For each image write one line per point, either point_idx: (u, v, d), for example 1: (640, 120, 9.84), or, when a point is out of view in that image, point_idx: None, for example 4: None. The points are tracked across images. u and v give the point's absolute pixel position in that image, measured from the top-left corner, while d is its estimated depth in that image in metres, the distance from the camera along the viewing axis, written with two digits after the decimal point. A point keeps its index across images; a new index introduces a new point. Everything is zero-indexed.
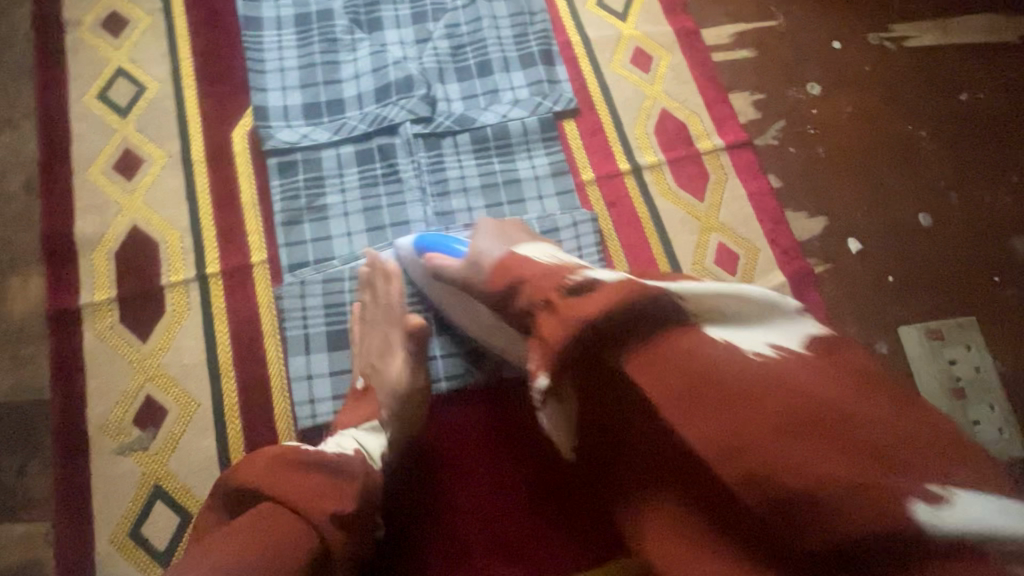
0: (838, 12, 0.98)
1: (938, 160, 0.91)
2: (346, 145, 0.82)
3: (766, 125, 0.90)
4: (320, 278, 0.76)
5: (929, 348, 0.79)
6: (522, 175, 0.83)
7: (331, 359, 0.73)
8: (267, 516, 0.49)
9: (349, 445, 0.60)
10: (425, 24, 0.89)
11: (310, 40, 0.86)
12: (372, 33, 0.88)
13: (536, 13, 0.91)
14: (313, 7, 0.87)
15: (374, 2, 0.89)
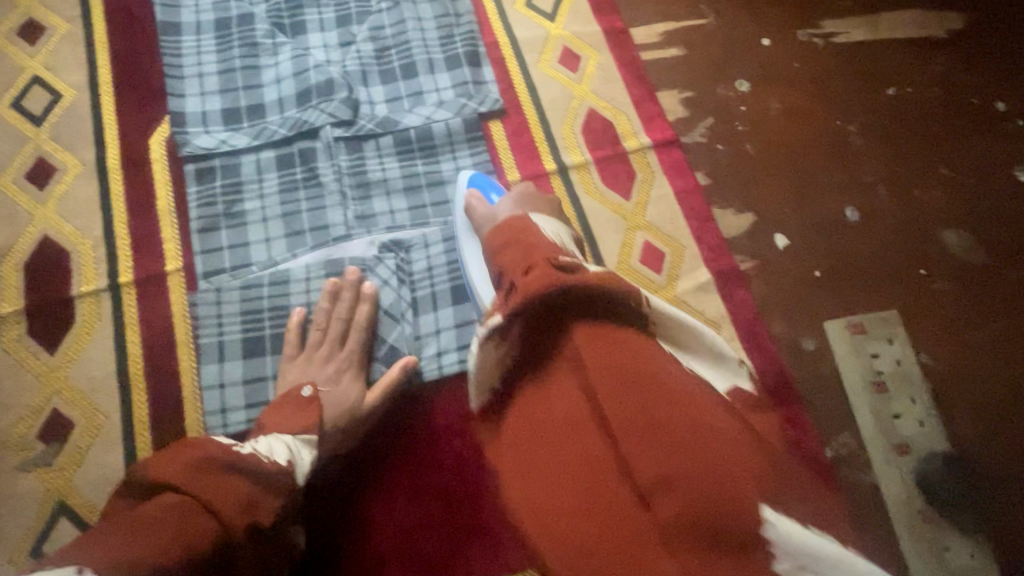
0: (768, 9, 0.99)
1: (868, 153, 0.90)
2: (265, 150, 0.81)
3: (694, 123, 0.90)
4: (237, 285, 0.74)
5: (852, 343, 0.78)
6: (446, 177, 0.83)
7: (247, 366, 0.71)
8: (175, 508, 0.46)
9: (282, 454, 0.56)
10: (350, 27, 0.88)
11: (231, 45, 0.85)
12: (295, 37, 0.87)
13: (462, 15, 0.91)
14: (235, 12, 0.87)
15: (297, 6, 0.88)
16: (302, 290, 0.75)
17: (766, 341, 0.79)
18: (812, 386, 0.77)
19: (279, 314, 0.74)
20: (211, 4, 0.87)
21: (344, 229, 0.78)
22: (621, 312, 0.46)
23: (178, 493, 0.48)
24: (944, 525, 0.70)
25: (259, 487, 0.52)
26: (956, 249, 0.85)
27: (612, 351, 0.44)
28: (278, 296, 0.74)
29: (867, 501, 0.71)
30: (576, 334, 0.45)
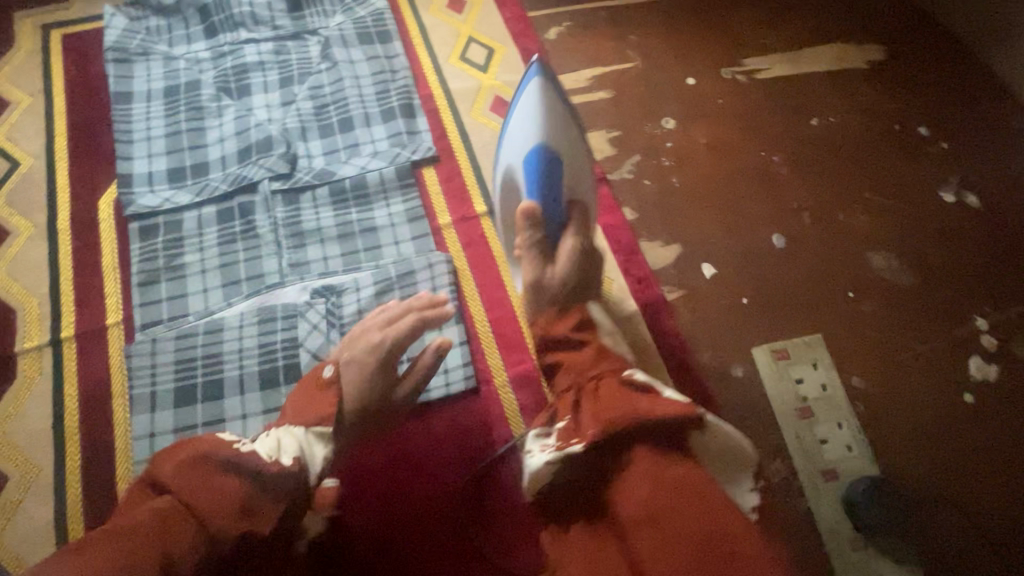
0: (692, 50, 1.03)
1: (793, 181, 0.93)
2: (207, 206, 0.85)
3: (622, 160, 0.94)
4: (172, 335, 0.77)
5: (776, 367, 0.79)
6: (379, 223, 0.86)
7: (178, 413, 0.73)
8: (163, 522, 0.45)
9: (289, 453, 0.54)
10: (291, 87, 0.94)
11: (178, 110, 0.91)
12: (239, 99, 0.93)
13: (398, 70, 0.97)
14: (183, 79, 0.93)
15: (242, 71, 0.95)
16: (235, 337, 0.77)
17: (693, 370, 0.80)
18: (742, 413, 0.77)
19: (211, 362, 0.76)
20: (162, 73, 0.94)
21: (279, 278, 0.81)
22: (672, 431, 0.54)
23: (171, 502, 0.47)
24: (874, 552, 0.69)
25: (255, 496, 0.50)
26: (881, 271, 0.87)
27: (668, 475, 0.51)
28: (211, 343, 0.77)
29: (800, 531, 0.70)
30: (638, 455, 0.53)
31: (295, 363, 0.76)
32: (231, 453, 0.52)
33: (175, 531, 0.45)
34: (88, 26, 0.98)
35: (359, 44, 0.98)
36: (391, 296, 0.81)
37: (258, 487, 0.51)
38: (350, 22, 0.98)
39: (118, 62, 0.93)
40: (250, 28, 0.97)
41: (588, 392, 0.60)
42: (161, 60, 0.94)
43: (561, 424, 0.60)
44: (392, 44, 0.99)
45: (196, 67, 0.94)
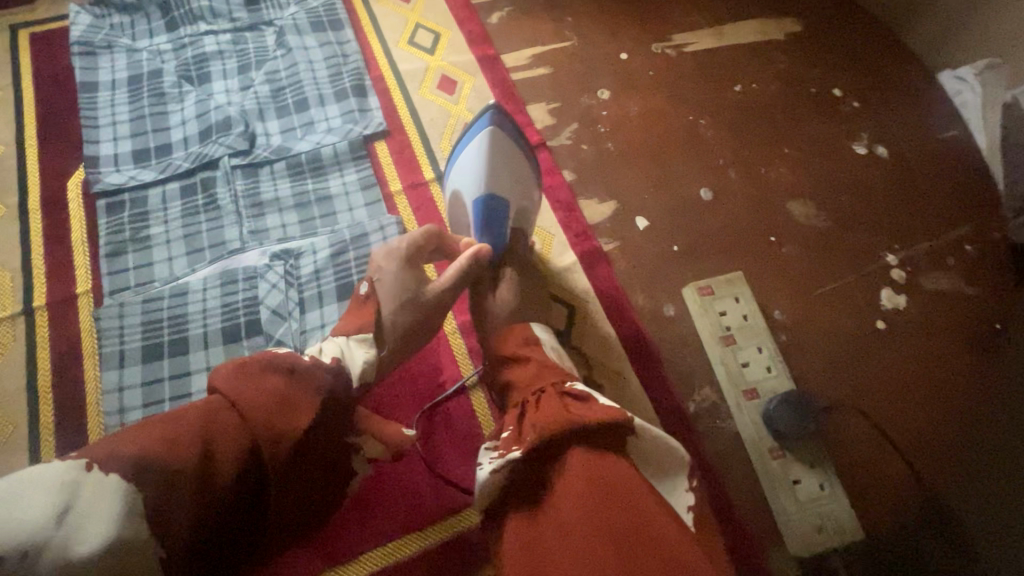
0: (624, 29, 1.12)
1: (718, 142, 1.01)
2: (171, 182, 0.91)
3: (561, 129, 1.01)
4: (139, 299, 0.82)
5: (703, 303, 0.86)
6: (334, 192, 0.92)
7: (145, 369, 0.78)
8: (211, 415, 0.49)
9: (328, 353, 0.62)
10: (249, 73, 1.00)
11: (142, 97, 0.97)
12: (199, 86, 0.99)
13: (350, 55, 1.04)
14: (146, 70, 0.99)
15: (202, 61, 1.01)
16: (198, 299, 0.82)
17: (629, 311, 0.86)
18: (674, 347, 0.84)
19: (177, 322, 0.81)
20: (125, 65, 1.00)
21: (240, 244, 0.87)
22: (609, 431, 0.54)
23: (220, 399, 0.51)
24: (792, 459, 0.77)
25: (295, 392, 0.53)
26: (799, 217, 0.94)
27: (602, 470, 0.50)
28: (177, 305, 0.82)
29: (725, 447, 0.78)
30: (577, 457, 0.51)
31: (256, 320, 0.82)
32: (273, 357, 0.55)
33: (223, 425, 0.49)
34: (53, 24, 1.04)
35: (312, 32, 1.05)
36: (345, 256, 0.87)
37: (299, 380, 0.54)
38: (304, 12, 1.05)
39: (84, 55, 0.99)
40: (208, 20, 1.04)
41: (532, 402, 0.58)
42: (125, 52, 1.00)
43: (503, 434, 0.57)
44: (343, 32, 1.06)
45: (159, 58, 1.01)
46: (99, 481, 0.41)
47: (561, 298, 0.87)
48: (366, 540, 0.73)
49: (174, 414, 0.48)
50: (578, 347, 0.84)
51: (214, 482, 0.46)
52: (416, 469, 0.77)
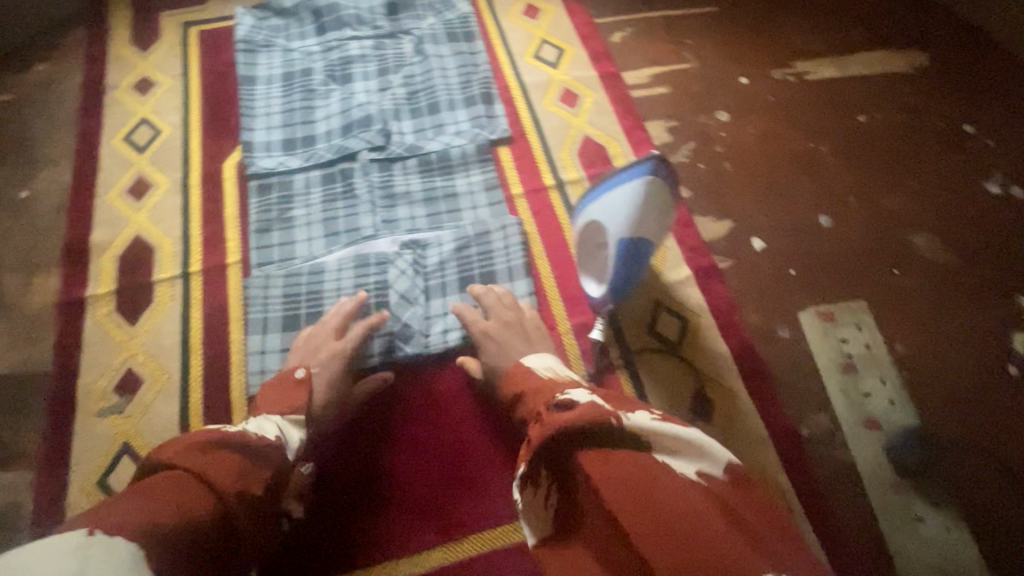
0: (744, 53, 1.13)
1: (838, 170, 1.00)
2: (314, 170, 0.99)
3: (677, 147, 1.03)
4: (282, 273, 0.89)
5: (823, 328, 0.85)
6: (459, 191, 0.98)
7: (284, 337, 0.85)
8: (173, 486, 0.50)
9: (271, 430, 0.62)
10: (387, 76, 1.08)
11: (294, 92, 1.06)
12: (343, 85, 1.07)
13: (480, 64, 1.10)
14: (298, 68, 1.09)
15: (347, 63, 1.10)
16: (334, 278, 0.89)
17: (742, 329, 0.86)
18: (788, 370, 0.83)
19: (314, 297, 0.88)
20: (281, 62, 1.09)
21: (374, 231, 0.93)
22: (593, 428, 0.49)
23: (175, 473, 0.52)
24: (915, 497, 0.74)
25: (252, 461, 0.57)
26: (924, 251, 0.92)
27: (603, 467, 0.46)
28: (315, 281, 0.89)
29: (842, 477, 0.76)
30: (582, 460, 0.48)
31: (384, 303, 0.87)
32: (223, 432, 0.57)
33: (190, 492, 0.51)
34: (221, 23, 1.16)
35: (446, 42, 1.12)
36: (468, 252, 0.92)
37: (253, 453, 0.57)
38: (441, 24, 1.13)
39: (246, 52, 1.10)
40: (355, 26, 1.13)
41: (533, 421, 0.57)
42: (281, 51, 1.10)
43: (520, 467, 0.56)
44: (475, 43, 1.12)
45: (309, 58, 1.10)
46: (107, 543, 0.43)
47: (674, 309, 0.87)
48: (470, 522, 0.77)
49: (143, 491, 0.49)
50: (690, 359, 0.84)
51: (198, 541, 0.49)
52: (443, 477, 0.80)
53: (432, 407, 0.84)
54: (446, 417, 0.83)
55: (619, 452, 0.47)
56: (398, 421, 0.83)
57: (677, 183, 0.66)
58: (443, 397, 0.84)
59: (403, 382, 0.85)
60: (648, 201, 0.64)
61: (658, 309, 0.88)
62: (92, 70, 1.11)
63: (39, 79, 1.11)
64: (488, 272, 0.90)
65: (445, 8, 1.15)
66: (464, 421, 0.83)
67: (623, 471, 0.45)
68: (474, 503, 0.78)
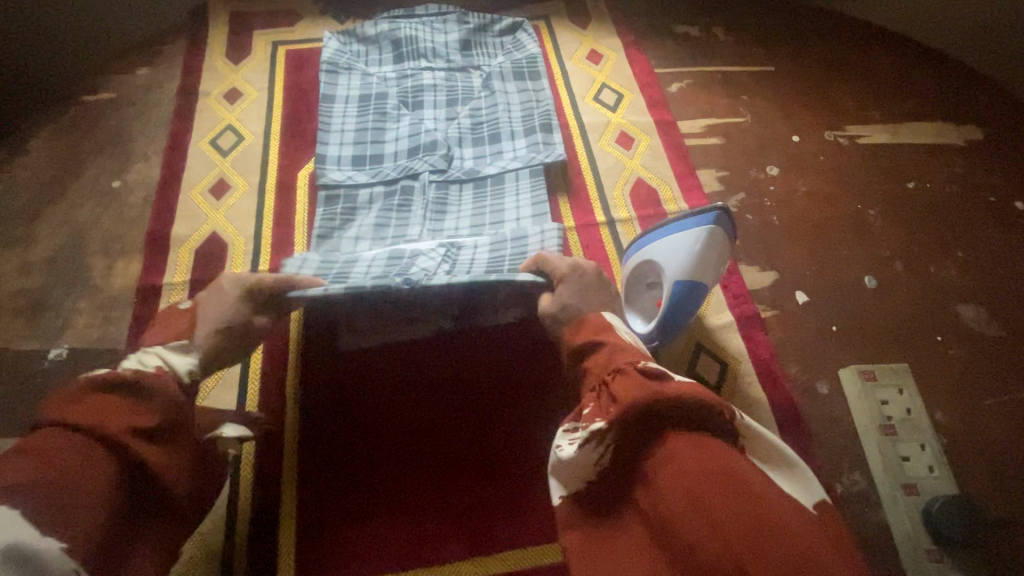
0: (798, 113, 1.17)
1: (886, 233, 1.02)
2: (378, 187, 1.05)
3: (727, 196, 1.07)
4: (320, 260, 0.91)
5: (863, 388, 0.86)
6: (507, 213, 1.01)
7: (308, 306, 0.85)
8: (56, 445, 0.50)
9: (151, 362, 0.63)
10: (456, 106, 1.14)
11: (368, 113, 1.12)
12: (414, 111, 1.13)
13: (543, 97, 1.14)
14: (375, 92, 1.15)
15: (419, 90, 1.16)
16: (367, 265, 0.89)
17: (781, 379, 0.87)
18: (824, 424, 0.84)
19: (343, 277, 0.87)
20: (359, 85, 1.16)
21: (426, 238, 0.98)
22: (691, 412, 0.51)
23: (53, 430, 0.52)
24: (949, 567, 0.74)
25: (143, 404, 0.57)
26: (969, 321, 0.93)
27: (703, 455, 0.47)
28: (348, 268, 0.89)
29: (875, 537, 0.76)
30: (672, 439, 0.49)
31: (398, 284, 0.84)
32: (95, 377, 0.57)
33: (86, 449, 0.51)
34: (308, 45, 1.26)
35: (514, 79, 1.17)
36: (504, 256, 0.92)
37: (143, 397, 0.57)
38: (510, 62, 1.19)
39: (329, 72, 1.16)
40: (429, 58, 1.19)
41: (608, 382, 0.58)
42: (360, 75, 1.17)
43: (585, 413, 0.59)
44: (541, 82, 1.17)
45: (385, 83, 1.17)
46: None
47: (715, 353, 0.90)
48: (493, 538, 0.78)
49: (26, 454, 0.50)
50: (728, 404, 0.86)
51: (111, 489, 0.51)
52: (472, 491, 0.81)
53: (426, 395, 0.87)
54: (440, 400, 0.87)
55: (704, 438, 0.49)
56: (395, 399, 0.87)
57: (735, 233, 0.71)
58: (440, 381, 0.88)
59: (444, 388, 0.88)
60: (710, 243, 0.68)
61: (699, 350, 0.90)
62: (188, 78, 1.21)
63: (140, 82, 1.21)
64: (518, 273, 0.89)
65: (516, 48, 1.21)
66: (456, 408, 0.86)
67: (725, 469, 0.46)
68: (498, 520, 0.79)
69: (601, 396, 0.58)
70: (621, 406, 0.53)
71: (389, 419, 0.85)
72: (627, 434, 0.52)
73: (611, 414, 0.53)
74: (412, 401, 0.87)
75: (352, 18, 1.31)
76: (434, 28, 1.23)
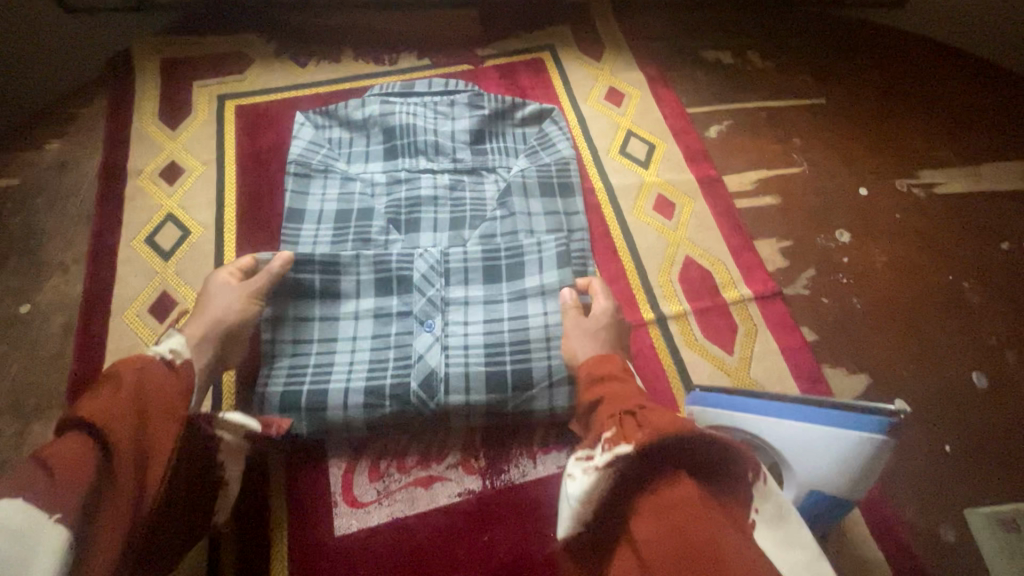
0: (862, 158, 0.99)
1: (988, 313, 0.85)
2: (365, 316, 0.78)
3: (795, 274, 0.88)
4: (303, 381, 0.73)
5: (1003, 538, 0.69)
6: (534, 374, 0.74)
7: (300, 312, 0.77)
8: (76, 458, 0.45)
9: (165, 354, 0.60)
10: (462, 230, 0.87)
11: (347, 238, 0.86)
12: (408, 234, 0.87)
13: (575, 231, 0.88)
14: (356, 205, 0.88)
15: (415, 204, 0.89)
16: (351, 326, 0.77)
17: (899, 531, 0.70)
18: None
19: (328, 324, 0.77)
20: (337, 194, 0.89)
21: (430, 364, 0.74)
22: (702, 454, 0.46)
23: (77, 429, 0.47)
24: None
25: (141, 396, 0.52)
26: None
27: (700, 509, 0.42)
28: (324, 354, 0.75)
29: None
30: (677, 478, 0.45)
31: (382, 378, 0.73)
32: (127, 362, 0.54)
33: (90, 459, 0.46)
34: (263, 99, 1.02)
35: (539, 194, 0.89)
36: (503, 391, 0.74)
37: (150, 387, 0.53)
38: (534, 168, 0.90)
39: (298, 176, 0.89)
40: (430, 156, 0.93)
41: (635, 416, 0.53)
42: (339, 179, 0.90)
43: (606, 437, 0.52)
44: (573, 199, 0.90)
45: (371, 190, 0.90)
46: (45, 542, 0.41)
47: None
48: None
49: (57, 451, 0.45)
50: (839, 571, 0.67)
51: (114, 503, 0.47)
52: None
53: None
54: None
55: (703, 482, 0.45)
56: None
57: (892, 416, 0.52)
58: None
59: None
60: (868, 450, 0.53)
61: None
62: (113, 151, 0.96)
63: (51, 160, 0.95)
64: (522, 371, 0.75)
65: (543, 147, 0.94)
66: None
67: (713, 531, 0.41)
68: None
69: (625, 423, 0.53)
70: (654, 428, 0.48)
71: None
72: (647, 466, 0.47)
73: (641, 436, 0.48)
74: None
75: (314, 58, 1.07)
76: (438, 111, 0.96)
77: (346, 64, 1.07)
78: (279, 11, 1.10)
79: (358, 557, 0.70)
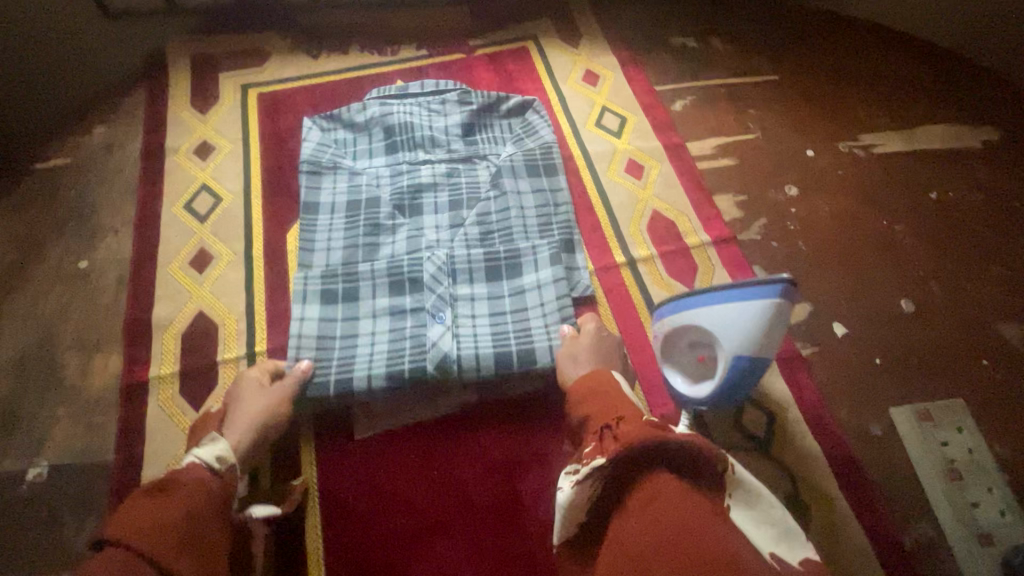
0: (810, 125, 1.12)
1: (917, 250, 0.98)
2: (382, 308, 0.89)
3: (749, 223, 1.01)
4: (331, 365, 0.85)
5: (920, 429, 0.82)
6: (536, 343, 0.86)
7: (322, 314, 0.88)
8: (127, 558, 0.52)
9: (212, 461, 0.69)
10: (460, 211, 0.98)
11: (358, 225, 0.96)
12: (412, 218, 0.98)
13: (560, 202, 1.00)
14: (363, 196, 0.99)
15: (417, 190, 1.00)
16: (369, 323, 0.88)
17: (834, 428, 0.82)
18: (885, 473, 0.79)
19: (349, 323, 0.88)
20: (346, 187, 1.00)
21: (443, 350, 0.85)
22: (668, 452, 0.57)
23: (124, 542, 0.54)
24: None
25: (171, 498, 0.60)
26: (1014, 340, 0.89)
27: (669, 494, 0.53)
28: (348, 346, 0.86)
29: None
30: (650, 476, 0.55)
31: (401, 356, 0.85)
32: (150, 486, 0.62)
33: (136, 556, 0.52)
34: (281, 87, 1.16)
35: (526, 174, 1.01)
36: (509, 362, 0.85)
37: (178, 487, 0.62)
38: (521, 153, 1.03)
39: (310, 174, 1.01)
40: (428, 148, 1.04)
41: (612, 427, 0.65)
42: (347, 174, 1.01)
43: (588, 451, 0.65)
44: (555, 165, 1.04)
45: (377, 182, 1.01)
46: None
47: (760, 403, 0.83)
48: None
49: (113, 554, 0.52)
50: (781, 458, 0.80)
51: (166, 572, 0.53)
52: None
53: (446, 492, 0.81)
54: (460, 503, 0.80)
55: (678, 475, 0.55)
56: (411, 496, 0.81)
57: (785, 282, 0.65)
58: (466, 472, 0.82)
59: (465, 484, 0.82)
60: (779, 313, 0.66)
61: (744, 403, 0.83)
62: (152, 134, 1.10)
63: (98, 143, 1.09)
64: (526, 347, 0.86)
65: (527, 134, 1.06)
66: (479, 507, 0.80)
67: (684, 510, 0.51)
68: None
69: (605, 437, 0.65)
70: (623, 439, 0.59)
71: (402, 541, 0.78)
72: (621, 469, 0.58)
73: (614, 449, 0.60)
74: (428, 504, 0.80)
75: (325, 51, 1.21)
76: (431, 109, 1.08)
77: (353, 55, 1.21)
78: (293, 12, 1.25)
79: (373, 453, 0.83)
